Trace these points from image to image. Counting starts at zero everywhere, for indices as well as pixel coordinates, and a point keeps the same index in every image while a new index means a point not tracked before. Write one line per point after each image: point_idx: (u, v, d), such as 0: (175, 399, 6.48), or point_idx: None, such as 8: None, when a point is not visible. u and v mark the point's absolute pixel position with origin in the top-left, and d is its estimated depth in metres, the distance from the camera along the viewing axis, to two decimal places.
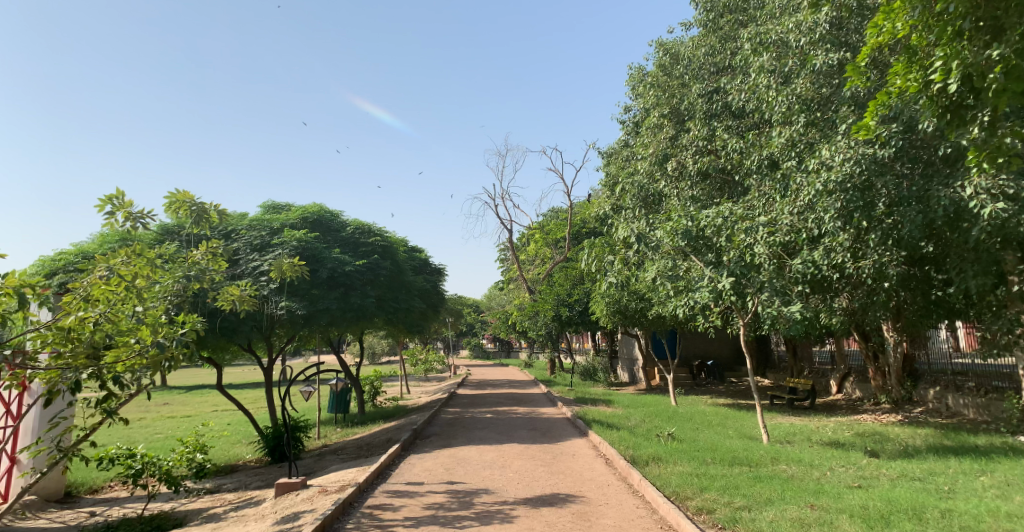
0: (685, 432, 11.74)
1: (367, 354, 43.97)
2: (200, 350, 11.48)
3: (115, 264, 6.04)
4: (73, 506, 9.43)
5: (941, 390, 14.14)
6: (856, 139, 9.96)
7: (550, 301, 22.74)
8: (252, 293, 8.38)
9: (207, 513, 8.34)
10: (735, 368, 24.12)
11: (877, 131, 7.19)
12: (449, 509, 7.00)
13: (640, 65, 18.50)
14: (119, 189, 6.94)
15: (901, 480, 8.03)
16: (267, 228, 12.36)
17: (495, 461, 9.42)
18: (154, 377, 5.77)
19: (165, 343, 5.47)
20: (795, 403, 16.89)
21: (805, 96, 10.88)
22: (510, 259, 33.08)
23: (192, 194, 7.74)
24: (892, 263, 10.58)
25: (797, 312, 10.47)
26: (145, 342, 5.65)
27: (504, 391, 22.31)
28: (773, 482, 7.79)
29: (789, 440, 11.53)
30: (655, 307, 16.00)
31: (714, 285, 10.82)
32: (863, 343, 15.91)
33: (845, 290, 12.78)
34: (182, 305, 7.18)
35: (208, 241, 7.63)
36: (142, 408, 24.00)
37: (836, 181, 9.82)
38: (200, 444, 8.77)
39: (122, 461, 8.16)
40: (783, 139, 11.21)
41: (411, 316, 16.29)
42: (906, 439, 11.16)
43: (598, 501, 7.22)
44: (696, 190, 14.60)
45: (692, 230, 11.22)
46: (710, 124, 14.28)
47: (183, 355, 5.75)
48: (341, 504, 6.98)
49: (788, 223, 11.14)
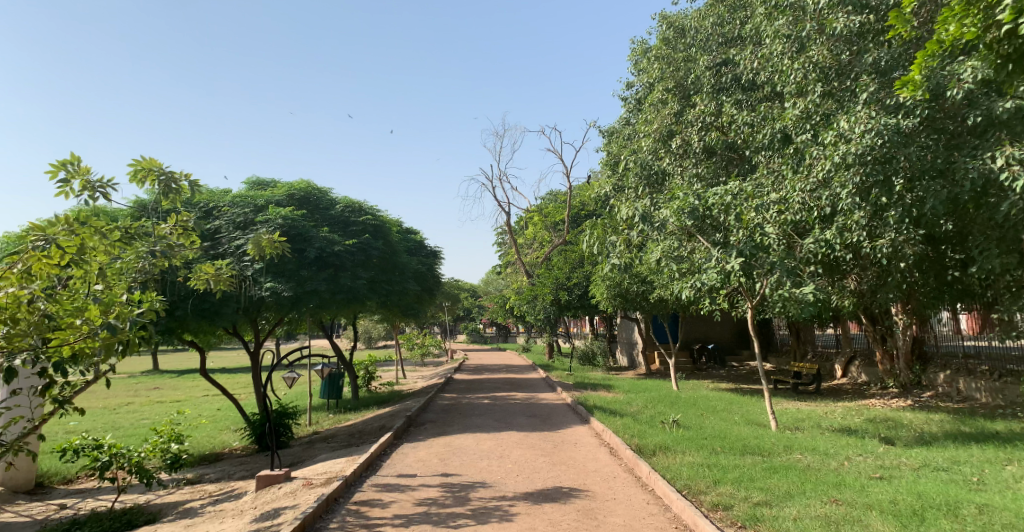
0: (692, 419, 11.22)
1: (362, 338, 43.59)
2: (179, 334, 10.86)
3: (56, 234, 5.34)
4: (42, 498, 8.91)
5: (952, 374, 13.63)
6: (877, 109, 9.29)
7: (549, 285, 21.83)
8: (229, 271, 7.77)
9: (183, 508, 7.81)
10: (737, 352, 23.61)
11: (920, 87, 6.62)
12: (442, 505, 6.43)
13: (643, 39, 17.83)
14: (75, 152, 6.26)
15: (925, 471, 7.48)
16: (251, 205, 11.67)
17: (492, 451, 8.87)
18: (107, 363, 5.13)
19: (115, 327, 4.83)
20: (799, 388, 16.36)
21: (823, 64, 10.24)
22: (508, 242, 32.54)
23: (159, 161, 7.11)
24: (910, 243, 9.98)
25: (810, 294, 9.88)
26: (94, 324, 4.99)
27: (502, 376, 21.76)
28: (790, 474, 7.24)
29: (799, 426, 11.00)
30: (658, 289, 15.45)
31: (722, 266, 10.22)
32: (870, 326, 15.37)
33: (854, 271, 12.23)
34: (149, 285, 6.55)
35: (178, 213, 7.00)
36: (132, 392, 23.56)
37: (855, 154, 9.14)
38: (175, 434, 8.19)
39: (88, 453, 7.54)
40: (798, 110, 10.55)
41: (405, 298, 15.72)
42: (921, 425, 10.63)
43: (604, 496, 6.69)
44: (701, 168, 13.79)
45: (699, 208, 10.61)
46: (717, 98, 13.66)
47: (138, 338, 5.09)
48: (325, 501, 6.42)
49: (800, 201, 10.51)
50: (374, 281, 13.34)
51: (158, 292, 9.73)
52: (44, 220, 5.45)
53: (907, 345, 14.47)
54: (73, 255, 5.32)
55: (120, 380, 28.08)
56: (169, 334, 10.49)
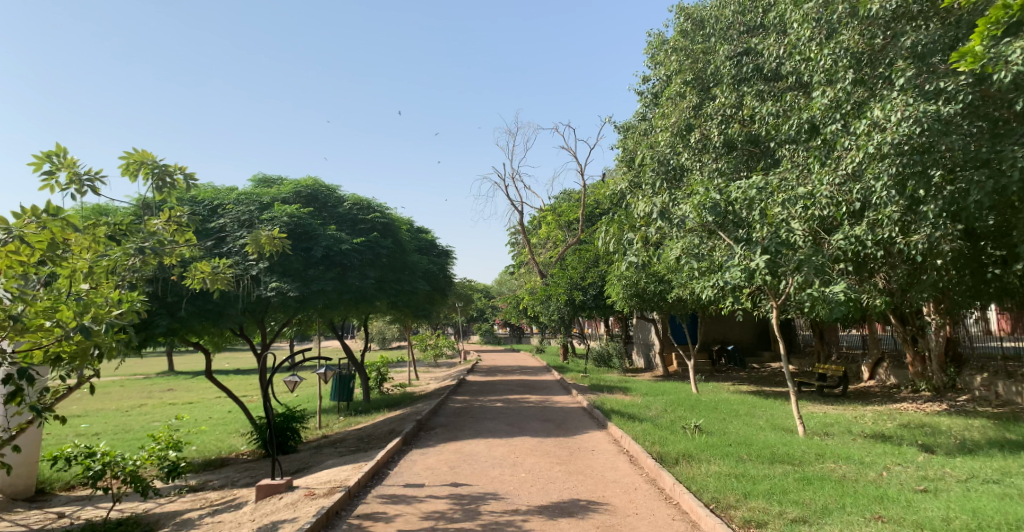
0: (714, 424, 10.72)
1: (376, 340, 43.39)
2: (182, 335, 10.49)
3: (24, 229, 4.98)
4: (42, 506, 8.64)
5: (989, 377, 12.93)
6: (915, 95, 8.60)
7: (563, 285, 21.66)
8: (226, 269, 7.39)
9: (181, 518, 7.49)
10: (757, 353, 23.01)
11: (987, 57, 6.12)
12: (451, 520, 6.00)
13: (660, 31, 17.30)
14: (60, 142, 5.92)
15: (972, 483, 6.95)
16: (257, 202, 11.33)
17: (504, 459, 8.42)
18: (80, 369, 4.74)
19: (90, 330, 4.53)
20: (824, 391, 15.76)
21: (854, 50, 9.63)
22: (521, 242, 32.10)
23: (151, 153, 6.75)
24: (948, 238, 9.44)
25: (839, 293, 9.36)
26: (67, 326, 4.60)
27: (515, 378, 21.34)
28: (826, 486, 6.73)
29: (828, 432, 10.45)
30: (676, 289, 14.96)
31: (747, 263, 9.70)
32: (900, 326, 14.71)
33: (884, 268, 11.64)
34: (139, 284, 6.18)
35: (173, 209, 6.66)
36: (144, 394, 23.40)
37: (891, 143, 8.53)
38: (173, 440, 7.86)
39: (81, 462, 7.20)
40: (826, 99, 9.97)
41: (416, 298, 15.28)
42: (961, 431, 10.03)
43: (625, 511, 6.21)
44: (721, 163, 13.26)
45: (720, 204, 10.08)
46: (739, 89, 13.08)
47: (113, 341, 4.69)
48: (325, 516, 6.00)
49: (828, 195, 9.92)
50: (383, 281, 13.01)
51: (153, 292, 9.27)
52: (13, 214, 5.09)
53: (939, 346, 13.87)
54: (44, 252, 4.99)
55: (133, 382, 27.97)
56: (173, 336, 10.04)
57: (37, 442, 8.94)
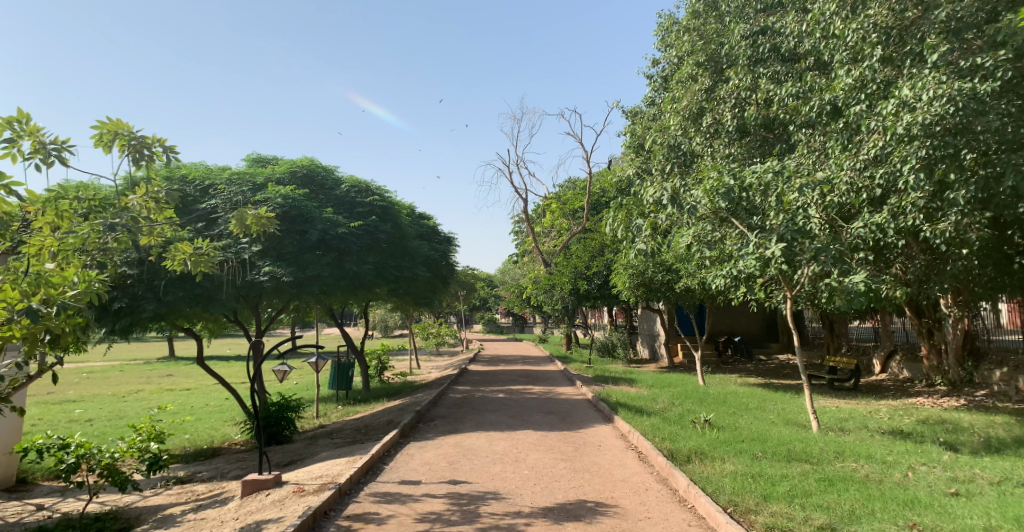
0: (725, 418, 10.29)
1: (377, 327, 43.02)
2: (172, 321, 10.13)
3: None
4: (22, 496, 8.29)
5: (1010, 372, 12.39)
6: (948, 72, 8.14)
7: (567, 274, 21.10)
8: (211, 249, 6.97)
9: (162, 514, 7.06)
10: (765, 344, 22.54)
11: None
12: (448, 522, 5.56)
13: (671, 12, 16.71)
14: (21, 107, 5.57)
15: (1006, 486, 6.48)
16: (250, 183, 10.87)
17: (506, 454, 7.98)
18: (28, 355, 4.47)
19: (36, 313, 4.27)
20: (835, 384, 15.25)
21: (885, 24, 9.05)
22: (525, 231, 31.60)
23: (125, 123, 6.32)
24: (975, 227, 8.95)
25: (859, 283, 8.82)
26: (12, 308, 4.35)
27: (518, 368, 20.91)
28: (851, 487, 6.29)
29: (844, 427, 9.98)
30: (686, 277, 14.45)
31: (761, 252, 9.17)
32: (916, 318, 14.16)
33: (903, 257, 11.09)
34: (106, 261, 5.82)
35: (147, 185, 6.27)
36: (141, 379, 22.99)
37: (922, 124, 7.99)
38: (155, 432, 7.45)
39: (54, 453, 6.83)
40: (852, 78, 9.42)
41: (416, 285, 14.81)
42: (984, 428, 9.55)
43: (636, 514, 5.77)
44: (733, 148, 12.74)
45: (735, 189, 9.52)
46: (754, 71, 12.44)
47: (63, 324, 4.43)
48: (312, 516, 5.57)
49: (847, 181, 9.37)
50: (382, 267, 12.56)
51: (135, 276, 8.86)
52: None
53: (957, 338, 13.23)
54: None
55: (128, 367, 27.49)
56: (162, 322, 9.72)
57: (14, 432, 8.51)
